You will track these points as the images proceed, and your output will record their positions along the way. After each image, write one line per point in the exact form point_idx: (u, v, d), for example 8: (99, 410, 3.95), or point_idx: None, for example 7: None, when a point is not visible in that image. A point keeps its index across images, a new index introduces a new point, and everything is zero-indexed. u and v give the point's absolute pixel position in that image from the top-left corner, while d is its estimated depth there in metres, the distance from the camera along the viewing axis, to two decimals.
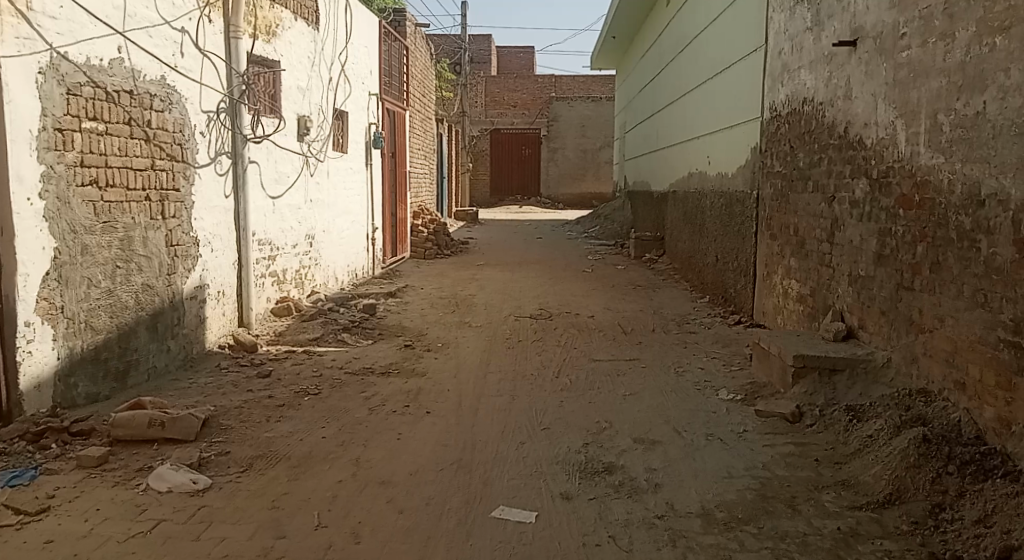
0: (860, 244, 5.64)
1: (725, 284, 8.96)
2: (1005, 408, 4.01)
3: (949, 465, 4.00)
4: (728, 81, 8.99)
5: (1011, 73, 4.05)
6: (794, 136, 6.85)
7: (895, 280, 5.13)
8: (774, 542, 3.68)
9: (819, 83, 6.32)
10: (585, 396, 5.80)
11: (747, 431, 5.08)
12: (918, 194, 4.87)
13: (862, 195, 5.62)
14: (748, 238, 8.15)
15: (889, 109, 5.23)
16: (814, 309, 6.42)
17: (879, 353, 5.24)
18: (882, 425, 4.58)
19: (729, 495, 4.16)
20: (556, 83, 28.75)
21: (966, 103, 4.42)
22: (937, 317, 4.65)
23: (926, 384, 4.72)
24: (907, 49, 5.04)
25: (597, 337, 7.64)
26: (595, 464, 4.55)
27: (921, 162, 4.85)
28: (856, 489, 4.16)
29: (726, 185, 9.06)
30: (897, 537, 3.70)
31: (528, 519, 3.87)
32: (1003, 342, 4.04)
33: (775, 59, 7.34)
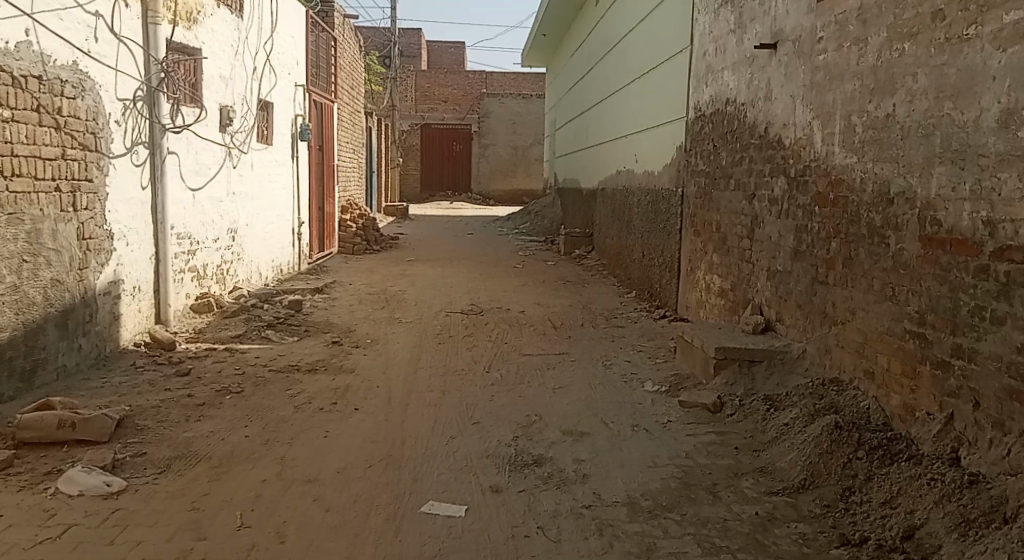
0: (778, 239, 5.85)
1: (652, 280, 9.15)
2: (911, 396, 4.21)
3: (859, 450, 4.16)
4: (656, 80, 9.14)
5: (918, 78, 4.26)
6: (718, 136, 7.05)
7: (810, 274, 5.34)
8: (696, 528, 3.80)
9: (742, 84, 6.52)
10: (515, 390, 5.86)
11: (671, 421, 5.21)
12: (832, 192, 5.08)
13: (781, 193, 5.82)
14: (673, 235, 8.34)
15: (806, 110, 5.44)
16: (735, 303, 6.64)
17: (795, 345, 5.45)
18: (798, 414, 4.77)
19: (652, 484, 4.27)
20: (488, 79, 28.77)
21: (877, 106, 4.63)
22: (849, 310, 4.86)
23: (838, 374, 4.94)
24: (824, 53, 5.25)
25: (526, 333, 7.72)
26: (525, 456, 4.61)
27: (835, 162, 5.06)
28: (774, 475, 4.32)
29: (653, 182, 9.23)
30: (811, 520, 3.85)
31: (457, 513, 3.90)
32: (909, 333, 4.25)
33: (700, 60, 7.55)
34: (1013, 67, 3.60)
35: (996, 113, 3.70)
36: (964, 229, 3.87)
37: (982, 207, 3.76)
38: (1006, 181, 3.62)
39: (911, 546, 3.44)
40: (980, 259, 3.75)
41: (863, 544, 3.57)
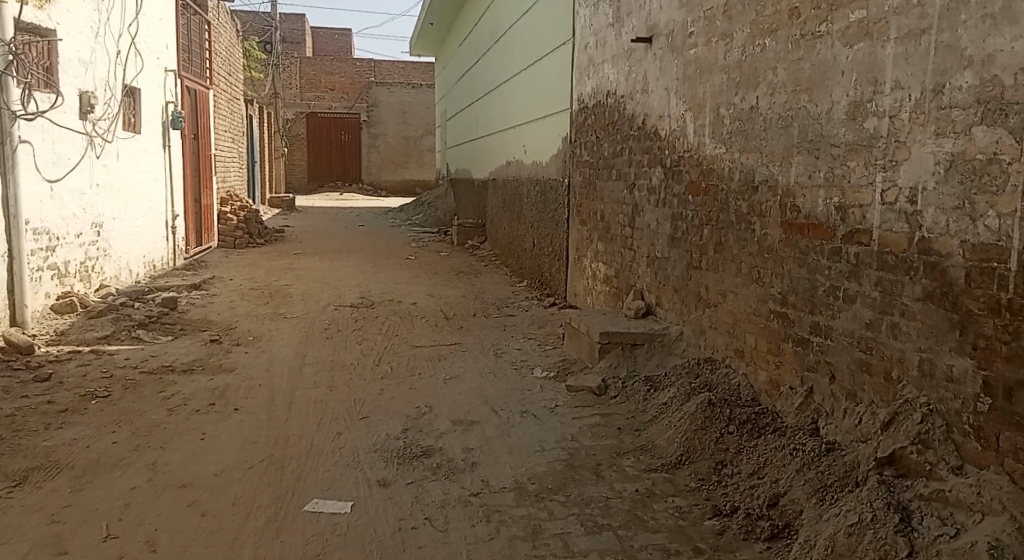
0: (657, 227, 6.07)
1: (542, 268, 9.30)
2: (776, 371, 4.48)
3: (730, 424, 4.39)
4: (541, 72, 9.29)
5: (779, 72, 4.50)
6: (600, 127, 7.24)
7: (686, 260, 5.58)
8: (580, 508, 3.93)
9: (621, 77, 6.72)
10: (404, 382, 5.87)
11: (558, 405, 5.35)
12: (704, 181, 5.32)
13: (658, 182, 6.03)
14: (561, 224, 8.50)
15: (680, 102, 5.66)
16: (619, 289, 6.84)
17: (673, 328, 5.69)
18: (675, 393, 4.99)
19: (539, 468, 4.38)
20: (376, 68, 28.40)
21: (742, 98, 4.87)
22: (720, 293, 5.10)
23: (712, 353, 5.19)
24: (694, 47, 5.47)
25: (417, 324, 7.72)
26: (413, 448, 4.64)
27: (706, 152, 5.29)
28: (653, 453, 4.51)
29: (541, 173, 9.38)
30: (686, 494, 4.04)
31: (342, 510, 3.89)
32: (773, 313, 4.51)
33: (581, 52, 7.72)
34: (859, 62, 3.85)
35: (844, 105, 3.95)
36: (820, 214, 4.12)
37: (835, 194, 4.01)
38: (854, 168, 3.87)
39: (776, 513, 3.67)
40: (834, 242, 4.01)
41: (734, 514, 3.78)
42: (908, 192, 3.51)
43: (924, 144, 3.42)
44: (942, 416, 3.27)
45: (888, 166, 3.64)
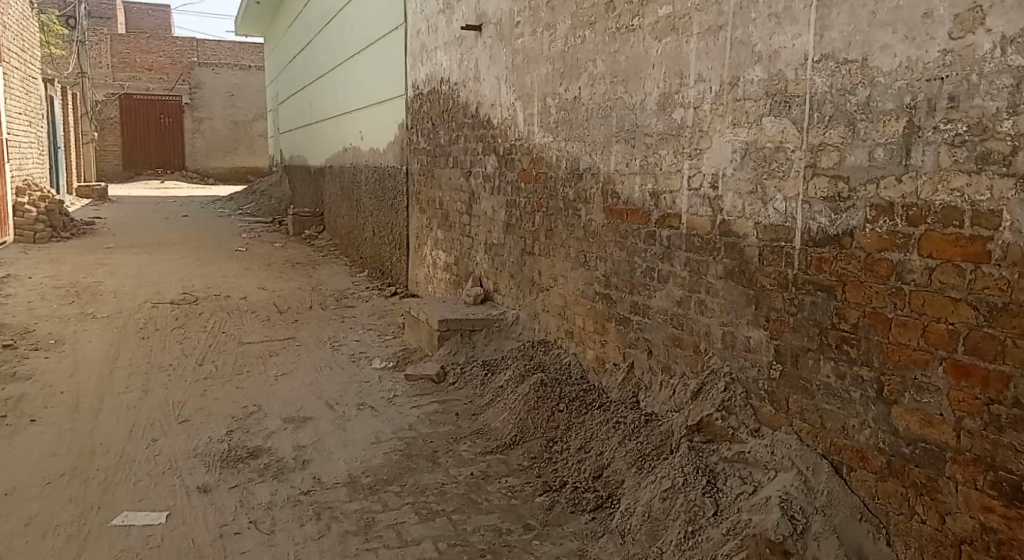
0: (492, 214, 6.18)
1: (382, 257, 9.25)
2: (602, 350, 4.70)
3: (561, 402, 4.58)
4: (374, 57, 9.20)
5: (598, 63, 4.69)
6: (434, 115, 7.27)
7: (520, 246, 5.72)
8: (414, 497, 3.97)
9: (452, 64, 6.78)
10: (231, 382, 5.70)
11: (397, 395, 5.37)
12: (534, 168, 5.46)
13: (492, 170, 6.14)
14: (400, 212, 8.49)
15: (510, 91, 5.78)
16: (458, 277, 6.92)
17: (510, 312, 5.83)
18: (510, 376, 5.14)
19: (374, 460, 4.38)
20: (200, 48, 27.04)
21: (566, 88, 5.03)
22: (551, 277, 5.28)
23: (545, 336, 5.36)
24: (521, 37, 5.59)
25: (248, 319, 7.49)
26: (239, 450, 4.52)
27: (535, 140, 5.44)
28: (488, 435, 4.63)
29: (377, 160, 9.31)
30: (519, 472, 4.18)
31: (157, 520, 3.74)
32: (598, 295, 4.72)
33: (414, 38, 7.72)
34: (667, 55, 4.07)
35: (655, 97, 4.17)
36: (637, 200, 4.35)
37: (649, 180, 4.24)
38: (665, 156, 4.10)
39: (602, 484, 3.88)
40: (649, 225, 4.24)
41: (562, 488, 3.96)
42: (711, 178, 3.77)
43: (724, 133, 3.67)
44: (742, 383, 3.56)
45: (694, 154, 3.88)
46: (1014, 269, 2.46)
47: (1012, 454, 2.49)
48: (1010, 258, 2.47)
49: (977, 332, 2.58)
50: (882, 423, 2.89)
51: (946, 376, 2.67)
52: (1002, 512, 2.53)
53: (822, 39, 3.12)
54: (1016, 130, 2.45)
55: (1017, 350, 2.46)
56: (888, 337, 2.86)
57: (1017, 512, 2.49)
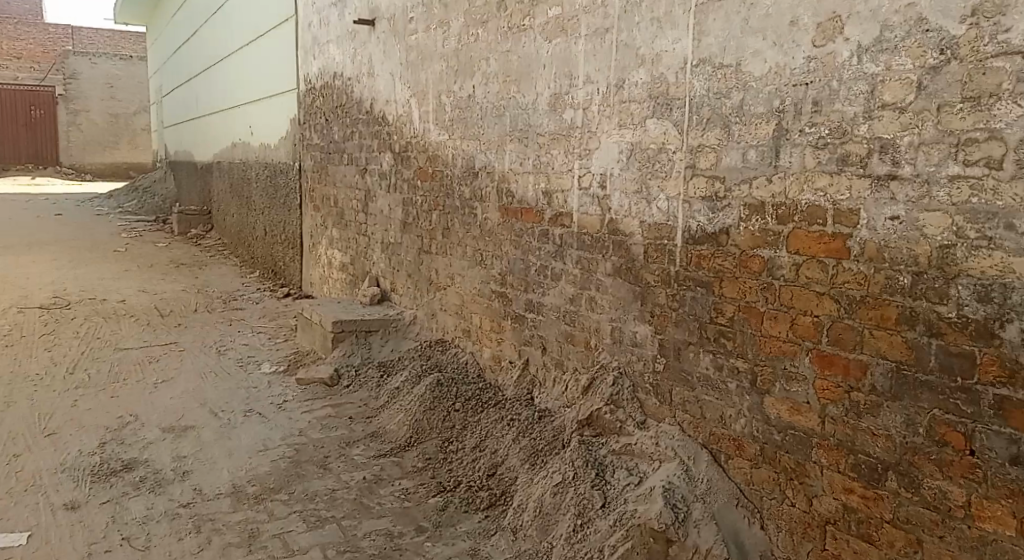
0: (389, 213, 6.13)
1: (275, 258, 9.05)
2: (498, 349, 4.74)
3: (457, 402, 4.59)
4: (264, 49, 8.98)
5: (491, 62, 4.72)
6: (328, 110, 7.16)
7: (417, 244, 5.70)
8: (302, 504, 3.90)
9: (346, 59, 6.69)
10: (106, 391, 5.46)
11: (287, 400, 5.27)
12: (430, 166, 5.46)
13: (388, 168, 6.09)
14: (293, 211, 8.31)
15: (404, 88, 5.75)
16: (355, 277, 6.84)
17: (407, 312, 5.81)
18: (407, 377, 5.12)
19: (261, 469, 4.29)
20: None
21: (461, 86, 5.04)
22: (449, 276, 5.28)
23: (443, 335, 5.37)
24: (415, 33, 5.58)
25: (126, 324, 7.19)
26: (111, 464, 4.34)
27: (430, 138, 5.43)
28: (382, 438, 4.60)
29: (269, 156, 9.09)
30: (412, 474, 4.17)
31: (15, 542, 3.56)
32: (495, 294, 4.76)
33: (306, 32, 7.58)
34: (557, 55, 4.14)
35: (546, 97, 4.24)
36: (530, 199, 4.40)
37: (542, 179, 4.30)
38: (557, 156, 4.17)
39: (495, 482, 3.92)
40: (542, 224, 4.30)
41: (456, 488, 3.97)
42: (600, 178, 3.85)
43: (611, 134, 3.76)
44: (629, 377, 3.66)
45: (584, 154, 3.96)
46: (870, 263, 2.61)
47: (869, 437, 2.65)
48: (867, 253, 2.62)
49: (838, 323, 2.72)
50: (756, 412, 3.03)
51: (811, 366, 2.82)
52: (861, 493, 2.69)
53: (700, 44, 3.23)
54: (872, 134, 2.58)
55: (873, 339, 2.61)
56: (761, 330, 2.99)
57: (874, 491, 2.65)
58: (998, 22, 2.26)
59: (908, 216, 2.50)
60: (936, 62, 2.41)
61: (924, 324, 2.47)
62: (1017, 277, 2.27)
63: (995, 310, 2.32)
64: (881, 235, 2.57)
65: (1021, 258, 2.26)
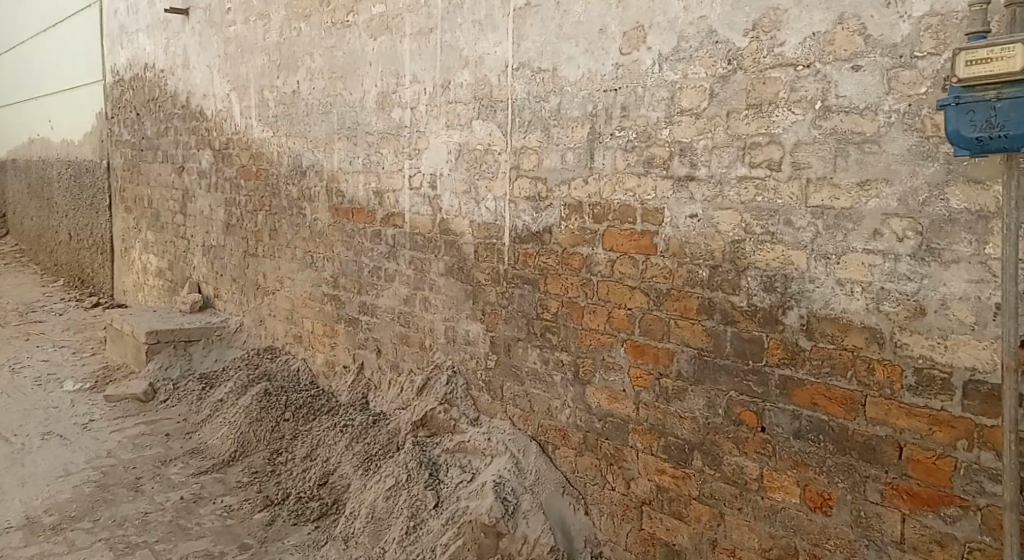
0: (210, 214, 5.90)
1: (82, 264, 8.47)
2: (331, 353, 4.69)
3: (286, 412, 4.50)
4: (65, 37, 8.40)
5: (315, 58, 4.65)
6: (139, 105, 6.80)
7: (242, 247, 5.52)
8: (110, 532, 3.68)
9: (159, 50, 6.38)
10: None
11: (94, 420, 4.96)
12: (254, 165, 5.30)
13: (208, 166, 5.86)
14: (100, 213, 7.81)
15: (223, 82, 5.56)
16: (173, 283, 6.53)
17: (232, 319, 5.62)
18: (232, 388, 4.96)
19: (61, 496, 4.01)
20: None
21: (284, 82, 4.94)
22: (277, 279, 5.16)
23: (272, 342, 5.24)
24: (232, 25, 5.40)
25: None
26: None
27: (253, 135, 5.28)
28: (203, 455, 4.44)
29: (72, 153, 8.50)
30: (236, 491, 4.05)
31: None
32: (326, 297, 4.70)
33: (112, 20, 7.18)
34: (382, 54, 4.14)
35: (373, 95, 4.23)
36: (360, 199, 4.38)
37: (372, 179, 4.28)
38: (386, 155, 4.17)
39: (326, 492, 3.90)
40: (374, 225, 4.29)
41: (284, 501, 3.91)
42: (430, 178, 3.89)
43: (439, 134, 3.80)
44: (463, 375, 3.74)
45: (413, 154, 3.98)
46: (674, 258, 2.80)
47: (677, 420, 2.84)
48: (671, 249, 2.81)
49: (649, 315, 2.91)
50: (580, 403, 3.18)
51: (627, 356, 2.99)
52: (671, 473, 2.88)
53: (519, 47, 3.34)
54: (672, 138, 2.77)
55: (679, 329, 2.80)
56: (582, 323, 3.14)
57: (682, 471, 2.84)
58: (774, 36, 2.47)
59: (705, 214, 2.69)
60: (725, 72, 2.60)
61: (720, 314, 2.68)
62: (795, 267, 2.47)
63: (778, 299, 2.52)
64: (682, 232, 2.77)
65: (798, 251, 2.46)
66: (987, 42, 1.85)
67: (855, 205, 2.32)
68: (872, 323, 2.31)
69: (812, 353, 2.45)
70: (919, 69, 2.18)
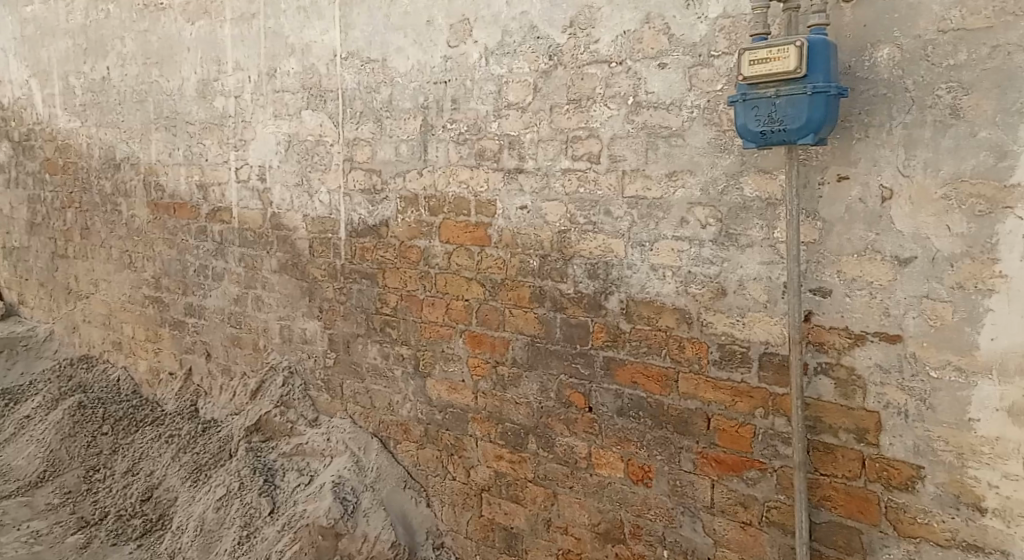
0: (10, 212, 5.41)
1: None
2: (155, 359, 4.43)
3: (103, 425, 4.22)
4: None
5: (126, 42, 4.36)
6: None
7: (49, 247, 5.10)
8: None
9: None
10: None
11: None
12: (61, 158, 4.91)
13: (6, 159, 5.36)
14: None
15: (21, 67, 5.11)
16: None
17: (40, 327, 5.19)
18: (40, 402, 4.59)
19: None
20: None
21: (92, 67, 4.60)
22: (91, 282, 4.81)
23: (88, 350, 4.89)
24: (29, 4, 4.97)
25: None
26: None
27: (58, 125, 4.89)
28: (7, 477, 4.13)
29: None
30: (46, 513, 3.79)
31: None
32: (148, 298, 4.44)
33: None
34: (201, 39, 3.94)
35: (193, 83, 4.02)
36: (183, 193, 4.16)
37: (195, 172, 4.08)
38: (209, 147, 3.98)
39: (150, 507, 3.75)
40: (199, 221, 4.09)
41: (103, 520, 3.72)
42: (258, 170, 3.75)
43: (266, 124, 3.67)
44: (300, 375, 3.64)
45: (239, 145, 3.82)
46: (506, 249, 2.85)
47: (513, 406, 2.90)
48: (504, 240, 2.86)
49: (485, 305, 2.94)
50: (420, 396, 3.18)
51: (465, 346, 3.02)
52: (509, 458, 2.94)
53: (347, 37, 3.28)
54: (501, 131, 2.82)
55: (513, 318, 2.86)
56: (421, 316, 3.14)
57: (518, 455, 2.91)
58: (590, 34, 2.56)
59: (534, 205, 2.76)
60: (547, 67, 2.68)
61: (549, 301, 2.76)
62: (615, 255, 2.58)
63: (601, 285, 2.62)
64: (514, 222, 2.82)
65: (617, 240, 2.57)
66: (766, 44, 2.01)
67: (664, 195, 2.45)
68: (681, 305, 2.45)
69: (631, 335, 2.57)
70: (715, 67, 2.32)
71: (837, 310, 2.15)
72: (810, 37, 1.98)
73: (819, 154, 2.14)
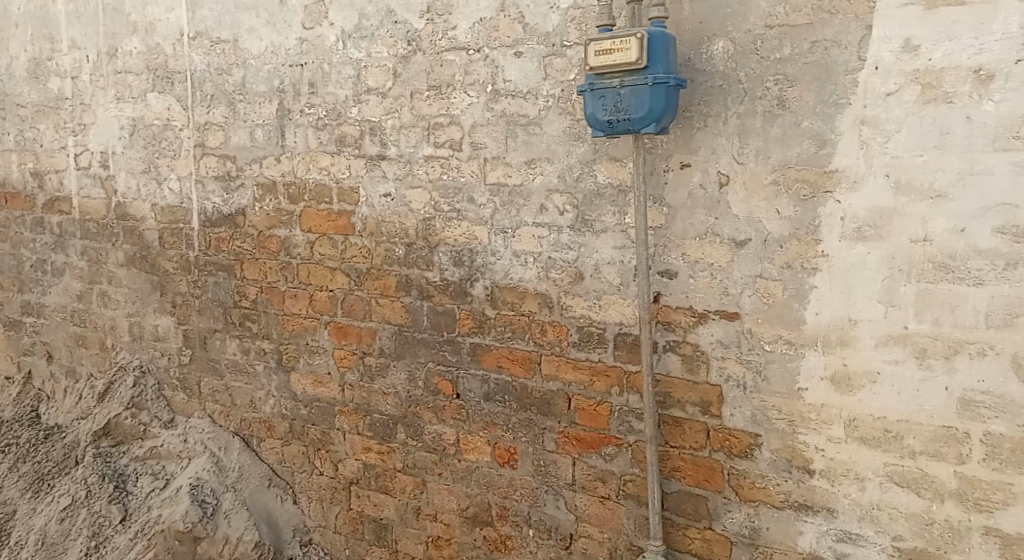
0: None
1: None
2: None
3: None
4: None
5: None
6: None
7: None
8: None
9: None
10: None
11: None
12: None
13: None
14: None
15: None
16: None
17: None
18: None
19: None
20: None
21: None
22: None
23: None
24: None
25: None
26: None
27: None
28: None
29: None
30: None
31: None
32: None
33: None
34: (31, 15, 3.66)
35: (23, 61, 3.73)
36: (16, 181, 3.85)
37: (28, 158, 3.79)
38: (44, 131, 3.71)
39: None
40: (34, 212, 3.80)
41: None
42: (100, 156, 3.52)
43: (108, 108, 3.45)
44: (153, 375, 3.46)
45: (78, 129, 3.58)
46: (371, 238, 2.82)
47: (381, 397, 2.87)
48: (368, 228, 2.82)
49: (350, 295, 2.90)
50: (284, 391, 3.10)
51: (330, 338, 2.96)
52: (377, 449, 2.91)
53: (194, 16, 3.13)
54: (361, 117, 2.78)
55: (379, 307, 2.83)
56: (283, 309, 3.05)
57: (387, 446, 2.88)
58: (447, 20, 2.56)
59: (397, 193, 2.74)
60: (405, 52, 2.66)
61: (416, 290, 2.75)
62: (479, 242, 2.60)
63: (466, 272, 2.63)
64: (378, 211, 2.79)
65: (480, 227, 2.59)
66: (609, 35, 2.07)
67: (524, 182, 2.49)
68: (542, 290, 2.50)
69: (496, 321, 2.60)
70: (567, 57, 2.37)
71: (681, 290, 2.27)
72: (649, 29, 2.06)
73: (663, 144, 2.25)
